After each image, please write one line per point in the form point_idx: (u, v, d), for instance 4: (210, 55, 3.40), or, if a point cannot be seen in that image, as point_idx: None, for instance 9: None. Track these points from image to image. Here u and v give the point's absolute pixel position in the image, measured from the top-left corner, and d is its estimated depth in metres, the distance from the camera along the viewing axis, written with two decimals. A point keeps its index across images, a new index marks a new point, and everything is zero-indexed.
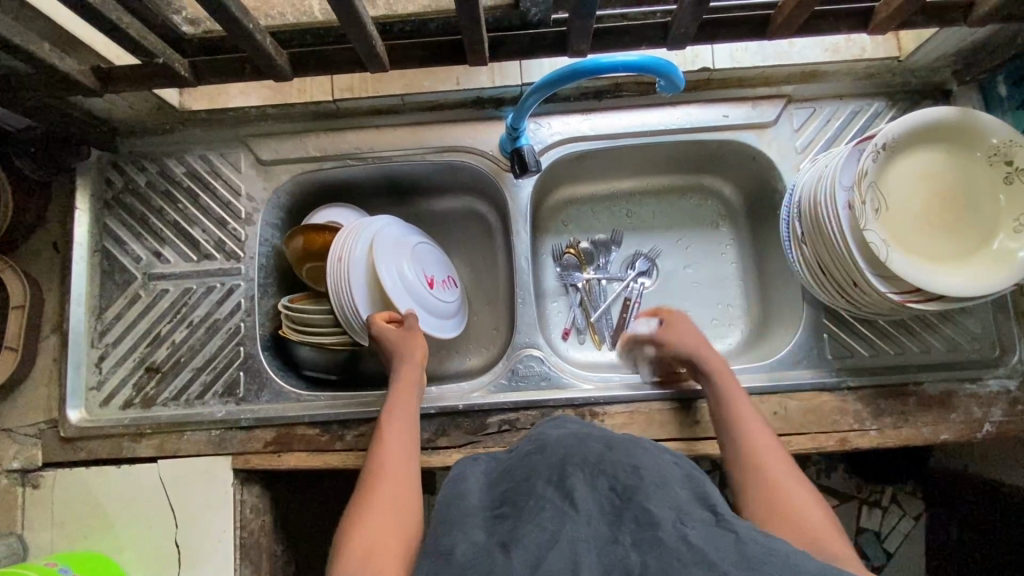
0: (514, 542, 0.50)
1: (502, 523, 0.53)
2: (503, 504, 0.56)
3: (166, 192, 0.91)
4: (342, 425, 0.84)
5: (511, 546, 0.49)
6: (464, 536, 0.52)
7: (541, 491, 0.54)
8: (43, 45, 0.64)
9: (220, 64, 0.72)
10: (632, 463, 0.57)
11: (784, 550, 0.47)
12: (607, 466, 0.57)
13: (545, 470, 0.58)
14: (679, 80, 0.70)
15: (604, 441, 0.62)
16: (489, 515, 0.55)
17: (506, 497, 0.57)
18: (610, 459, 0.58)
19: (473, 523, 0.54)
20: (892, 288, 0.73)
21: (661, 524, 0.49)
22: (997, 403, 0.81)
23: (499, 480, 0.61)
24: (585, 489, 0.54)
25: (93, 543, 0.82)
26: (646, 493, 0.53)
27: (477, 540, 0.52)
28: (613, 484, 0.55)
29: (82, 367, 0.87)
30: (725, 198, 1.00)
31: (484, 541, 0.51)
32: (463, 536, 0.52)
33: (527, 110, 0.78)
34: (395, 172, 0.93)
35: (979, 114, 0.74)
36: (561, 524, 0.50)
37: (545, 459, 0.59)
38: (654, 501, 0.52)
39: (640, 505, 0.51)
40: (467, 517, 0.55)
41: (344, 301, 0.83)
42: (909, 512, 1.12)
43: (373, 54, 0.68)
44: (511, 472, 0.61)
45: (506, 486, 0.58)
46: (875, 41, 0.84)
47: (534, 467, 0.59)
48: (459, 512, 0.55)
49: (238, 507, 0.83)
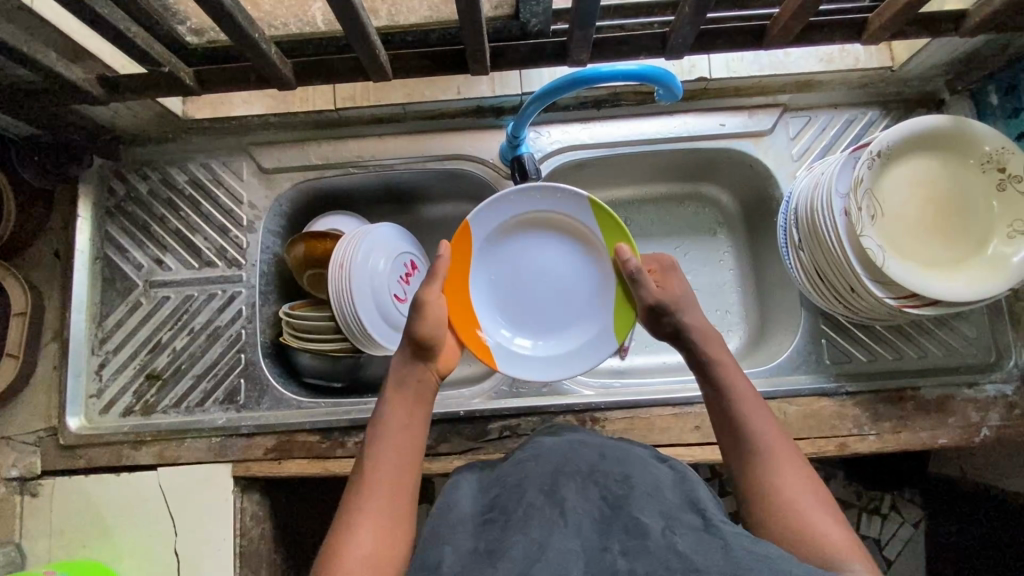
0: (502, 552, 0.49)
1: (490, 529, 0.54)
2: (492, 510, 0.57)
3: (168, 200, 0.91)
4: (343, 432, 0.84)
5: (498, 557, 0.49)
6: (451, 549, 0.52)
7: (531, 499, 0.55)
8: (51, 55, 0.65)
9: (224, 74, 0.72)
10: (623, 473, 0.59)
11: (771, 552, 0.47)
12: (598, 476, 0.58)
13: (537, 478, 0.59)
14: (676, 88, 0.71)
15: (598, 450, 0.63)
16: (477, 522, 0.56)
17: (496, 503, 0.58)
18: (601, 470, 0.59)
19: (461, 535, 0.54)
20: (889, 293, 0.74)
21: (650, 534, 0.50)
22: (994, 407, 0.82)
23: (492, 486, 0.62)
24: (576, 497, 0.55)
25: (91, 552, 0.82)
26: (637, 503, 0.54)
27: (466, 549, 0.52)
28: (604, 494, 0.56)
29: (82, 375, 0.87)
30: (723, 206, 1.01)
31: (471, 551, 0.52)
32: (450, 549, 0.52)
33: (527, 120, 0.79)
34: (395, 180, 0.94)
35: (971, 122, 0.75)
36: (549, 533, 0.50)
37: (539, 468, 0.60)
38: (643, 510, 0.53)
39: (630, 514, 0.52)
40: (456, 528, 0.55)
41: (345, 309, 0.83)
42: (909, 519, 1.12)
43: (376, 63, 0.69)
44: (501, 479, 0.62)
45: (497, 492, 0.60)
46: (868, 51, 0.86)
47: (526, 474, 0.60)
48: (448, 525, 0.56)
49: (239, 514, 0.83)
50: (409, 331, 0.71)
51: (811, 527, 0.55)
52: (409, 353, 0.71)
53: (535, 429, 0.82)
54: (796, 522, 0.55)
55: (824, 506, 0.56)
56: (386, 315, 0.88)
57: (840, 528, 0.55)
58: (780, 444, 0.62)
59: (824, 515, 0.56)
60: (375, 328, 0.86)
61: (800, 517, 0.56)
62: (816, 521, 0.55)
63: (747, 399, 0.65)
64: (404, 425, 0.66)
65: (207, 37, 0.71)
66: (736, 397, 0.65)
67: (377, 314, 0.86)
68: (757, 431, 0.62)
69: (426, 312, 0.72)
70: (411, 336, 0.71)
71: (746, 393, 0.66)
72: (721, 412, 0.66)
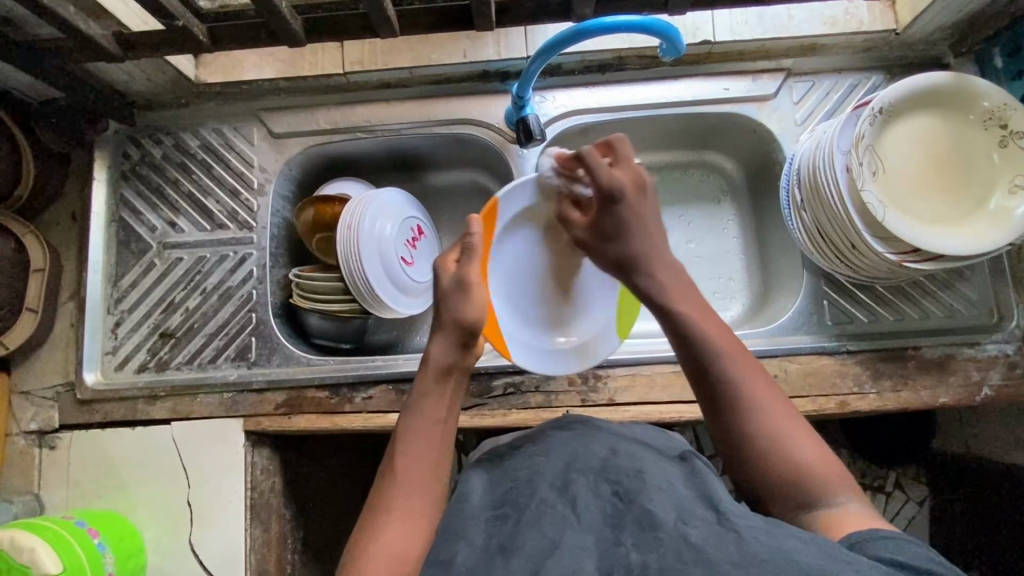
0: (515, 549, 0.50)
1: (503, 524, 0.55)
2: (503, 504, 0.58)
3: (180, 164, 0.93)
4: (351, 388, 0.86)
5: (511, 553, 0.50)
6: (464, 544, 0.54)
7: (543, 494, 0.56)
8: (68, 8, 0.67)
9: (235, 31, 0.74)
10: (636, 468, 0.58)
11: (792, 549, 0.44)
12: (610, 473, 0.58)
13: (550, 475, 0.59)
14: (679, 43, 0.73)
15: (608, 445, 0.63)
16: (489, 516, 0.57)
17: (506, 498, 0.59)
18: (614, 465, 0.59)
19: (473, 527, 0.56)
20: (888, 249, 0.75)
21: (662, 526, 0.49)
22: (996, 366, 0.83)
23: (501, 479, 0.63)
24: (588, 494, 0.55)
25: (107, 502, 0.84)
26: (648, 495, 0.53)
27: (478, 544, 0.54)
28: (615, 489, 0.55)
29: (98, 333, 0.90)
30: (727, 174, 1.02)
31: (483, 545, 0.53)
32: (462, 545, 0.53)
33: (531, 80, 0.81)
34: (403, 145, 0.95)
35: (974, 78, 0.75)
36: (561, 532, 0.51)
37: (550, 463, 0.61)
38: (655, 503, 0.52)
39: (642, 507, 0.52)
40: (468, 521, 0.57)
41: (353, 268, 0.85)
42: (913, 497, 1.13)
43: (384, 18, 0.70)
44: (512, 471, 0.63)
45: (506, 487, 0.61)
46: (873, 14, 0.86)
47: (538, 470, 0.61)
48: (461, 520, 0.57)
49: (250, 468, 0.85)
50: (455, 318, 0.70)
51: (801, 467, 0.55)
52: (453, 337, 0.70)
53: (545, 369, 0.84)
54: (786, 463, 0.56)
55: (807, 434, 0.57)
56: (394, 277, 0.89)
57: (826, 457, 0.56)
58: (751, 369, 0.60)
59: (808, 442, 0.57)
60: (381, 287, 0.87)
61: (790, 459, 0.56)
62: (801, 451, 0.56)
63: (724, 341, 0.62)
64: (439, 419, 0.66)
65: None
66: (704, 333, 0.62)
67: (384, 275, 0.88)
68: (730, 371, 0.60)
69: (473, 293, 0.71)
70: (453, 318, 0.70)
71: (718, 336, 0.62)
72: (691, 360, 0.62)
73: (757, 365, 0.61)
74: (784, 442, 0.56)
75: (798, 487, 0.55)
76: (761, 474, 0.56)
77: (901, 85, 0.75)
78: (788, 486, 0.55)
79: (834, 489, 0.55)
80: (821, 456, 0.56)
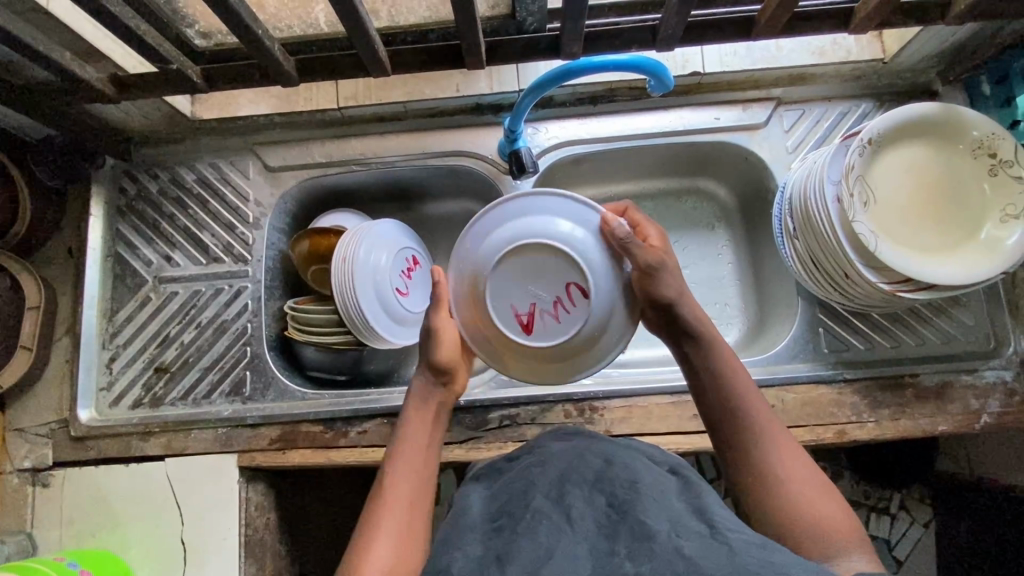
0: (510, 558, 0.49)
1: (499, 535, 0.53)
2: (502, 516, 0.56)
3: (176, 199, 0.94)
4: (346, 422, 0.86)
5: (506, 560, 0.49)
6: (461, 553, 0.53)
7: (538, 504, 0.55)
8: (65, 54, 0.69)
9: (230, 71, 0.75)
10: (631, 478, 0.57)
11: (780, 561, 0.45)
12: (605, 484, 0.56)
13: (543, 486, 0.58)
14: (668, 79, 0.74)
15: (603, 457, 0.61)
16: (488, 528, 0.56)
17: (503, 510, 0.57)
18: (609, 476, 0.57)
19: (472, 538, 0.55)
20: (881, 278, 0.75)
21: (656, 537, 0.48)
22: (994, 394, 0.82)
23: (500, 492, 0.61)
24: (583, 505, 0.54)
25: (100, 540, 0.83)
26: (642, 507, 0.52)
27: (474, 554, 0.52)
28: (610, 500, 0.54)
29: (93, 367, 0.90)
30: (720, 200, 1.02)
31: (480, 555, 0.51)
32: (459, 553, 0.52)
33: (523, 113, 0.81)
34: (398, 177, 0.96)
35: (961, 109, 0.76)
36: (557, 540, 0.50)
37: (544, 475, 0.60)
38: (650, 515, 0.51)
39: (635, 517, 0.51)
40: (466, 532, 0.55)
41: (346, 296, 0.85)
42: (918, 519, 1.09)
43: (375, 58, 0.71)
44: (509, 484, 0.61)
45: (505, 499, 0.59)
46: (860, 44, 0.87)
47: (533, 481, 0.59)
48: (461, 529, 0.56)
49: (244, 504, 0.84)
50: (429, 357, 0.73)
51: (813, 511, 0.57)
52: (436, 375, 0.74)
53: (537, 403, 0.85)
54: (794, 506, 0.58)
55: (827, 491, 0.59)
56: (387, 307, 0.89)
57: (841, 513, 0.57)
58: (773, 425, 0.64)
59: (825, 499, 0.58)
60: (377, 320, 0.87)
61: (804, 505, 0.58)
62: (811, 503, 0.57)
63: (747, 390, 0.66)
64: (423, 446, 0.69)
65: (215, 40, 0.75)
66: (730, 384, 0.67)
67: (380, 306, 0.88)
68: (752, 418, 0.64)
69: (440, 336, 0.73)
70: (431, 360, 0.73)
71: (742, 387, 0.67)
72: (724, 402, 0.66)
73: (781, 423, 0.64)
74: (796, 490, 0.58)
75: (813, 533, 0.56)
76: (784, 509, 0.58)
77: (894, 112, 0.76)
78: (797, 525, 0.57)
79: (845, 545, 0.55)
80: (836, 512, 0.57)
